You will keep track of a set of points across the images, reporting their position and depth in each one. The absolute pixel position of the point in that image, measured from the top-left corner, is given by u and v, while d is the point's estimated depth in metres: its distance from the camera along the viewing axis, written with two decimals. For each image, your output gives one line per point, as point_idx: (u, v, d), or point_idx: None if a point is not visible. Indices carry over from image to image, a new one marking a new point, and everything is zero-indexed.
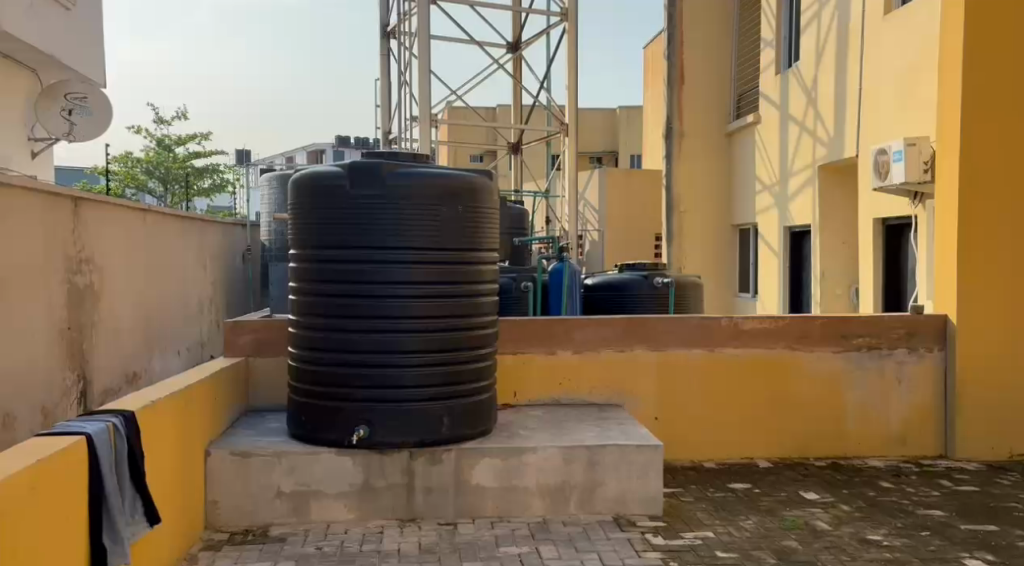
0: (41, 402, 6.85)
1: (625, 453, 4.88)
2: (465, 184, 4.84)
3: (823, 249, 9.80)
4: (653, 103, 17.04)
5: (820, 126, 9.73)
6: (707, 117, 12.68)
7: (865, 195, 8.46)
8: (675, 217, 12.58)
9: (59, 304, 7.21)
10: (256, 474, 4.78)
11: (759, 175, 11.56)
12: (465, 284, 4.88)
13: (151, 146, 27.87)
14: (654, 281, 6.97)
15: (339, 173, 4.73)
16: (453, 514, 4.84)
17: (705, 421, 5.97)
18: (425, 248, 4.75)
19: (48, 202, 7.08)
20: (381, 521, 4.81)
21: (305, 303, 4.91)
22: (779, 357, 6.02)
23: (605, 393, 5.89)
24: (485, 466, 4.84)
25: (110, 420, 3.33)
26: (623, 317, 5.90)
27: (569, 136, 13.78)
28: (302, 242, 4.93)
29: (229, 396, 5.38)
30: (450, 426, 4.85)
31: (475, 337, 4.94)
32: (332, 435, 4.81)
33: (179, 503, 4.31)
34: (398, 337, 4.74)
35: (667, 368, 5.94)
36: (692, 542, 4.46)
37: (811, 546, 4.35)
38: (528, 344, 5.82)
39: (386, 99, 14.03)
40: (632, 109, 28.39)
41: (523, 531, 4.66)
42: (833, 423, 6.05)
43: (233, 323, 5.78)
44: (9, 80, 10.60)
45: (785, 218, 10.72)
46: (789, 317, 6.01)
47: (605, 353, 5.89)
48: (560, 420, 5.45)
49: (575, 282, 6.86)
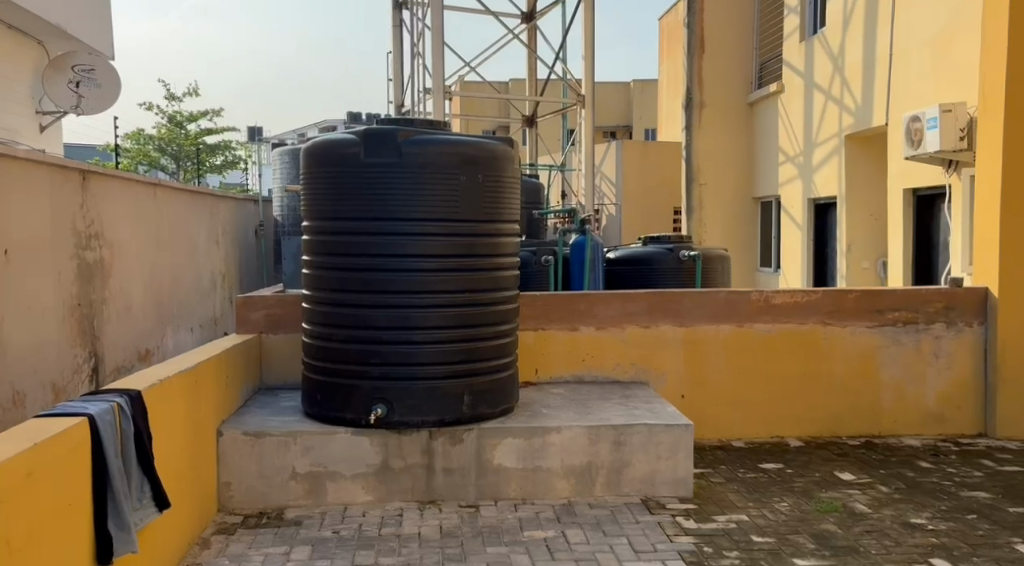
0: (50, 381, 6.69)
1: (654, 433, 4.68)
2: (486, 151, 4.61)
3: (850, 221, 9.53)
4: (669, 74, 16.70)
5: (847, 94, 9.42)
6: (728, 86, 12.36)
7: (896, 164, 8.17)
8: (695, 189, 12.34)
9: (68, 280, 7.04)
10: (270, 454, 4.60)
11: (783, 147, 11.27)
12: (484, 256, 4.67)
13: (163, 121, 27.66)
14: (679, 254, 6.73)
15: (352, 140, 4.53)
16: (474, 496, 4.66)
17: (734, 398, 5.76)
18: (442, 219, 4.53)
19: (54, 176, 6.87)
20: (400, 504, 4.63)
21: (319, 277, 4.72)
22: (811, 332, 5.79)
23: (630, 369, 5.68)
24: (508, 446, 4.65)
25: (114, 400, 3.14)
26: (647, 291, 5.68)
27: (586, 107, 13.46)
28: (315, 213, 4.73)
29: (241, 374, 5.20)
30: (471, 405, 4.66)
31: (496, 311, 4.73)
32: (349, 414, 4.62)
33: (190, 486, 4.13)
34: (415, 312, 4.53)
35: (694, 345, 5.72)
36: (725, 525, 4.26)
37: (851, 529, 4.15)
38: (549, 321, 5.61)
39: (397, 71, 13.76)
40: (646, 83, 27.92)
41: (548, 514, 4.47)
42: (867, 400, 5.84)
43: (246, 298, 5.59)
44: (14, 52, 10.39)
45: (810, 189, 10.44)
46: (822, 290, 5.78)
47: (630, 328, 5.67)
48: (584, 398, 5.25)
49: (597, 256, 6.58)
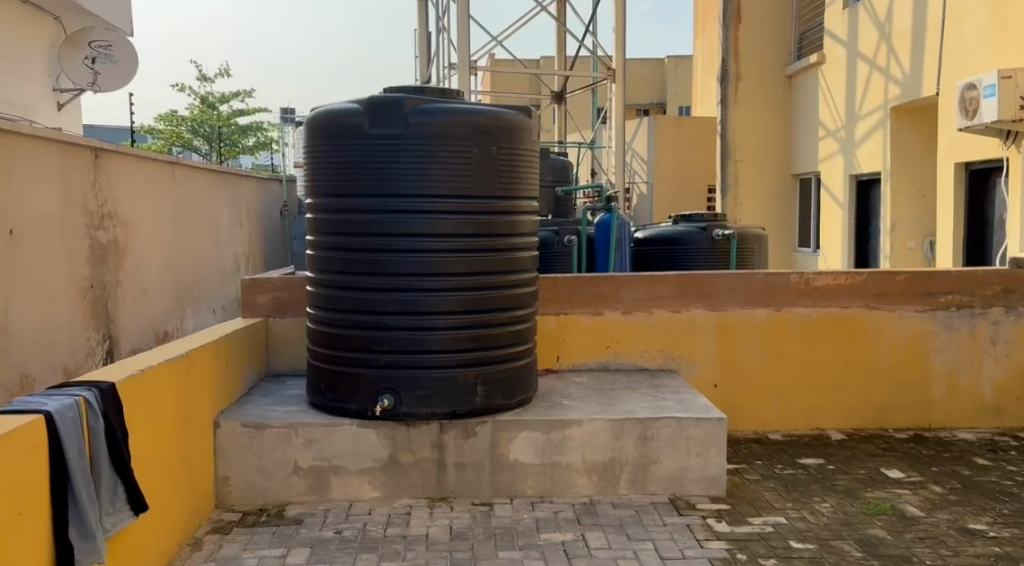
0: (61, 365, 6.47)
1: (683, 427, 4.31)
2: (500, 121, 4.24)
3: (895, 199, 9.02)
4: (703, 49, 16.15)
5: (893, 63, 8.89)
6: (766, 59, 11.87)
7: (947, 136, 7.66)
8: (730, 165, 11.93)
9: (79, 261, 6.79)
10: (270, 447, 4.30)
11: (823, 121, 10.77)
12: (499, 236, 4.31)
13: (196, 103, 27.37)
14: (713, 233, 6.30)
15: (355, 110, 4.18)
16: (488, 493, 4.33)
17: (772, 388, 5.37)
18: (454, 196, 4.17)
19: (64, 153, 6.60)
20: (409, 501, 4.31)
21: (322, 259, 4.39)
22: (856, 317, 5.36)
23: (658, 357, 5.31)
24: (525, 439, 4.30)
25: (79, 396, 2.84)
26: (677, 274, 5.29)
27: (617, 82, 12.97)
28: (318, 189, 4.39)
29: (245, 360, 4.91)
30: (484, 396, 4.33)
31: (513, 295, 4.37)
32: (354, 405, 4.31)
33: (181, 484, 3.83)
34: (425, 297, 4.18)
35: (728, 329, 5.33)
36: (760, 529, 3.88)
37: (903, 536, 3.75)
38: (571, 304, 5.24)
39: (423, 46, 13.37)
40: (681, 59, 27.29)
41: (567, 514, 4.12)
42: (916, 390, 5.42)
43: (252, 281, 5.30)
44: (30, 28, 10.19)
45: (852, 165, 9.94)
46: (868, 272, 5.35)
47: (659, 313, 5.29)
48: (608, 388, 4.89)
49: (624, 235, 6.17)
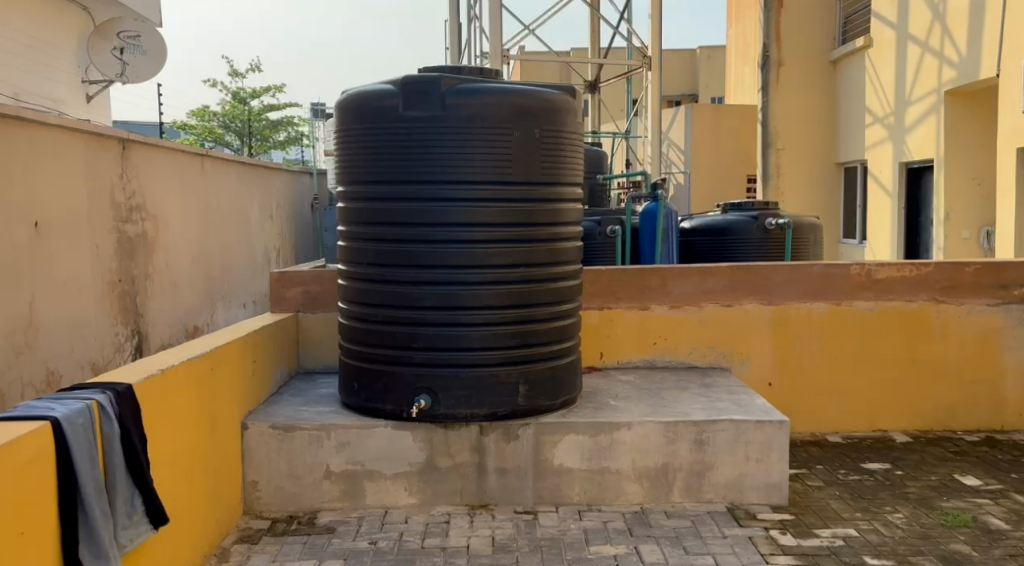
0: (89, 360, 6.28)
1: (742, 431, 4.00)
2: (542, 102, 3.95)
3: (949, 187, 8.61)
4: (738, 37, 15.74)
5: (948, 44, 8.48)
6: (808, 43, 11.47)
7: (1007, 120, 7.24)
8: (772, 155, 11.61)
9: (107, 255, 6.60)
10: (300, 450, 4.06)
11: (870, 107, 10.35)
12: (543, 225, 4.02)
13: (228, 97, 27.18)
14: (765, 222, 5.97)
15: (389, 91, 3.91)
16: (532, 501, 4.05)
17: (831, 388, 5.04)
18: (494, 182, 3.89)
19: (90, 144, 6.39)
20: (447, 508, 4.05)
21: (355, 251, 4.12)
22: (921, 311, 5.02)
23: (709, 354, 4.99)
24: (571, 444, 4.02)
25: (92, 399, 2.60)
26: (728, 265, 4.98)
27: (653, 70, 12.61)
28: (350, 177, 4.13)
29: (274, 358, 4.67)
30: (527, 396, 4.05)
31: (558, 288, 4.09)
32: (389, 406, 4.05)
33: (205, 492, 3.59)
34: (463, 291, 3.91)
35: (783, 325, 5.00)
36: (830, 543, 3.56)
37: (990, 552, 3.42)
38: (616, 298, 4.94)
39: (455, 36, 13.10)
40: (713, 50, 26.87)
41: (617, 524, 3.83)
42: (987, 390, 5.07)
43: (281, 274, 5.06)
44: (58, 19, 10.08)
45: (901, 152, 9.54)
46: (934, 263, 5.01)
47: (709, 308, 4.98)
48: (657, 387, 4.59)
49: (670, 225, 5.86)
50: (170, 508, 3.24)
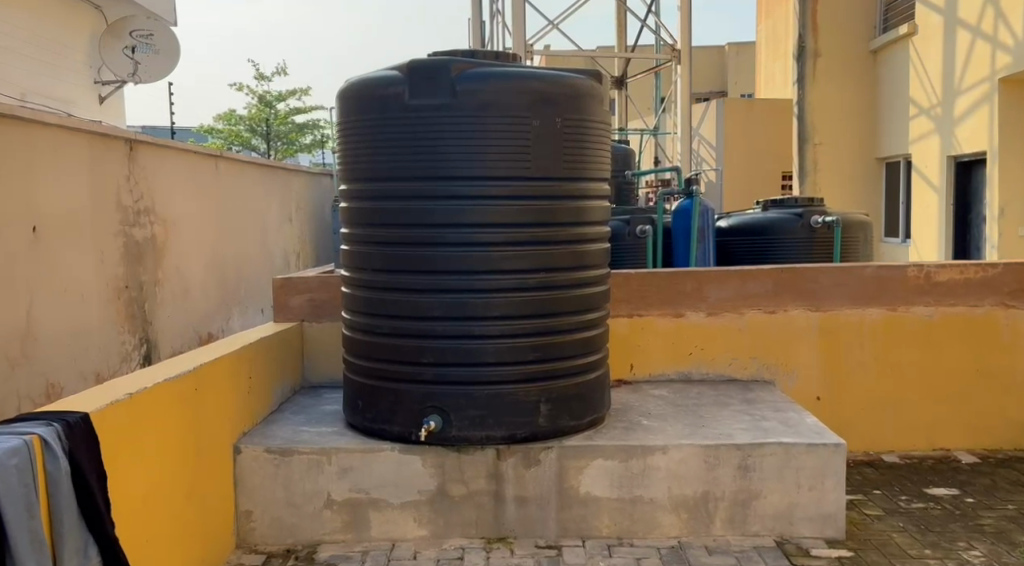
0: (93, 370, 5.95)
1: (791, 456, 3.55)
2: (563, 88, 3.53)
3: (1002, 181, 8.07)
4: (768, 30, 15.18)
5: (1002, 29, 7.94)
6: (847, 32, 10.91)
7: None
8: (809, 150, 11.13)
9: (112, 261, 6.26)
10: (298, 477, 3.65)
11: (915, 97, 9.80)
12: (566, 224, 3.59)
13: (254, 101, 26.92)
14: (810, 220, 5.49)
15: (393, 79, 3.52)
16: (555, 534, 3.62)
17: (885, 400, 4.56)
18: (510, 177, 3.47)
19: (94, 144, 6.05)
20: (461, 541, 3.63)
21: (359, 256, 3.72)
22: (987, 317, 4.54)
23: (749, 366, 4.54)
24: (598, 470, 3.58)
25: (33, 434, 2.22)
26: (772, 267, 4.52)
27: (683, 64, 12.09)
28: (353, 174, 3.72)
29: (274, 372, 4.27)
30: (550, 416, 3.62)
31: (583, 295, 3.66)
32: (396, 428, 3.64)
33: (189, 529, 3.21)
34: (476, 298, 3.49)
35: (832, 333, 4.53)
36: None
37: None
38: (647, 304, 4.49)
39: (477, 32, 12.68)
40: (742, 46, 26.27)
41: (652, 561, 3.40)
42: None
43: (284, 280, 4.67)
44: (68, 18, 9.78)
45: (949, 145, 9.01)
46: (1002, 263, 4.53)
47: (751, 315, 4.52)
48: (694, 403, 4.14)
49: (706, 224, 5.40)
50: (139, 551, 2.83)
